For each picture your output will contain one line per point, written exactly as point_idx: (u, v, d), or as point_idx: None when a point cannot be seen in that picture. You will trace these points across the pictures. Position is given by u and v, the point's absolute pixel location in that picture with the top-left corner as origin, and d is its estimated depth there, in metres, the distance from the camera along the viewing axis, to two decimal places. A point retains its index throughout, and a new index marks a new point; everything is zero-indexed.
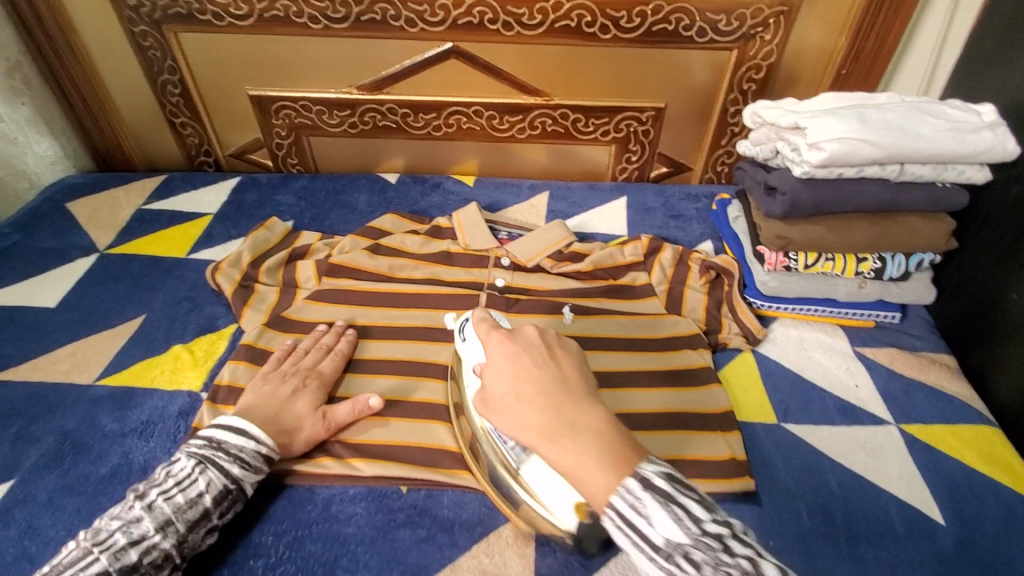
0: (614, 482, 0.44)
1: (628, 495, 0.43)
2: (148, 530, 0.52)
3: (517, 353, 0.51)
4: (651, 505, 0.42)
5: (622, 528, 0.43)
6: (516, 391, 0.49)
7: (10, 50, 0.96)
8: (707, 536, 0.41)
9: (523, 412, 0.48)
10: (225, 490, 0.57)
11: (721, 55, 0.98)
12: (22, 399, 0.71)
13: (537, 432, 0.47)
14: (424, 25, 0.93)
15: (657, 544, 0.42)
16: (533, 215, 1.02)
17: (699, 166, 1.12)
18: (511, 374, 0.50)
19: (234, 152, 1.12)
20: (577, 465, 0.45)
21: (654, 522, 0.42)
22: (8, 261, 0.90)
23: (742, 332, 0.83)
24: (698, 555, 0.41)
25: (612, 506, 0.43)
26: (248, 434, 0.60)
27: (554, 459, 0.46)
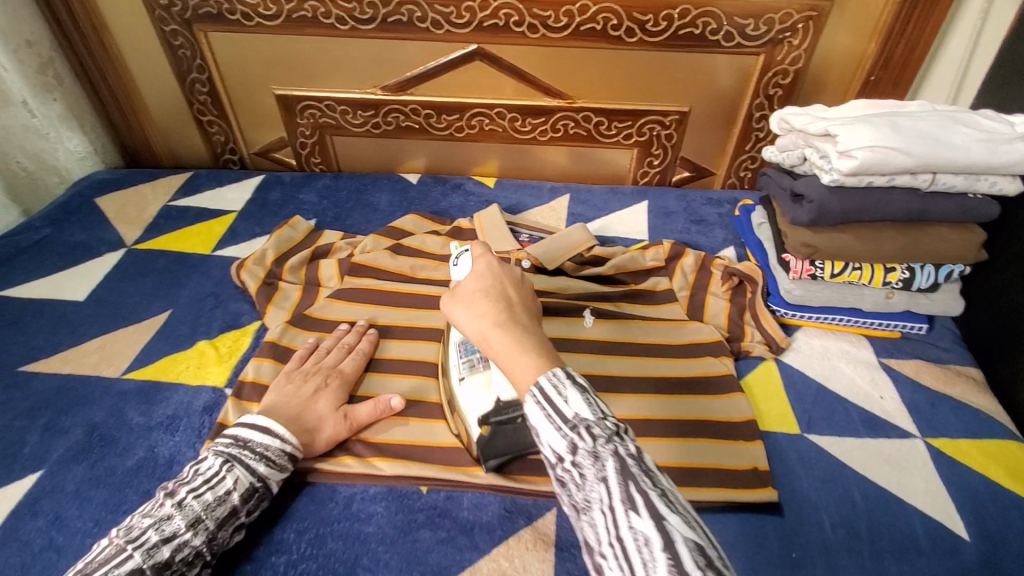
0: (544, 367, 0.45)
1: (554, 377, 0.44)
2: (178, 528, 0.53)
3: (488, 259, 0.56)
4: (571, 388, 0.43)
5: (539, 399, 0.43)
6: (478, 287, 0.53)
7: (44, 46, 0.98)
8: (611, 428, 0.42)
9: (479, 305, 0.51)
10: (252, 488, 0.58)
11: (748, 60, 0.97)
12: (52, 390, 0.72)
13: (488, 321, 0.50)
14: (450, 27, 0.94)
15: (565, 417, 0.42)
16: (554, 218, 1.02)
17: (722, 170, 1.11)
18: (477, 275, 0.54)
19: (258, 151, 1.13)
20: (513, 350, 0.47)
21: (570, 400, 0.43)
22: (39, 254, 0.92)
23: (765, 339, 0.82)
24: (599, 437, 0.41)
25: (535, 383, 0.44)
26: (274, 432, 0.61)
27: (495, 349, 0.48)
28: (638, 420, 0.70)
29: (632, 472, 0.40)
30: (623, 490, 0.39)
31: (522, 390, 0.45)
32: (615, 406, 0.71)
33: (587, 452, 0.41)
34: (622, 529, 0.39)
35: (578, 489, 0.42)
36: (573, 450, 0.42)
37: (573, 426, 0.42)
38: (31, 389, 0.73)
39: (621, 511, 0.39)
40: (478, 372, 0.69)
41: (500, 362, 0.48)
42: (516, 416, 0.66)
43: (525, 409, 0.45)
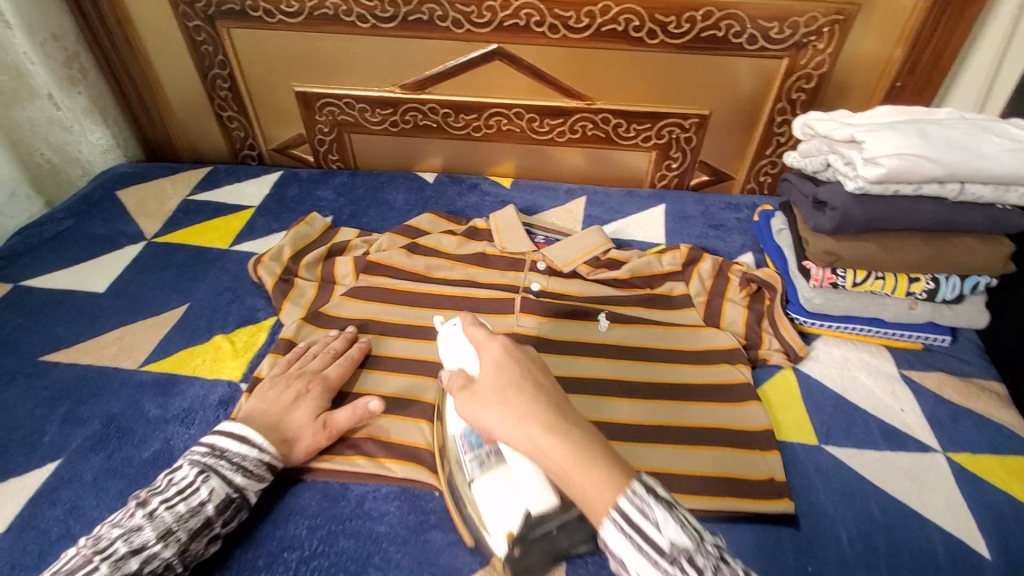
0: (618, 483, 0.42)
1: (637, 496, 0.42)
2: (148, 540, 0.52)
3: (502, 347, 0.50)
4: (658, 509, 0.42)
5: (626, 530, 0.42)
6: (506, 385, 0.47)
7: (69, 40, 1.00)
8: (706, 550, 0.42)
9: (515, 408, 0.45)
10: (228, 499, 0.57)
11: (771, 64, 0.96)
12: (71, 381, 0.73)
13: (534, 427, 0.44)
14: (470, 26, 0.94)
15: (662, 549, 0.41)
16: (570, 220, 1.02)
17: (741, 175, 1.10)
18: (498, 367, 0.48)
19: (277, 147, 1.14)
20: (577, 465, 0.43)
21: (663, 526, 0.41)
22: (61, 245, 0.93)
23: (783, 348, 0.81)
24: (700, 564, 0.41)
25: (615, 507, 0.42)
26: (251, 442, 0.60)
27: (551, 462, 0.43)
28: (653, 428, 0.69)
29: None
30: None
31: (597, 512, 0.42)
32: (631, 413, 0.71)
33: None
34: None
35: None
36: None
37: (670, 557, 0.41)
38: (51, 379, 0.74)
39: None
40: (494, 471, 0.57)
41: (559, 477, 0.43)
42: (551, 526, 0.55)
43: (606, 536, 0.43)
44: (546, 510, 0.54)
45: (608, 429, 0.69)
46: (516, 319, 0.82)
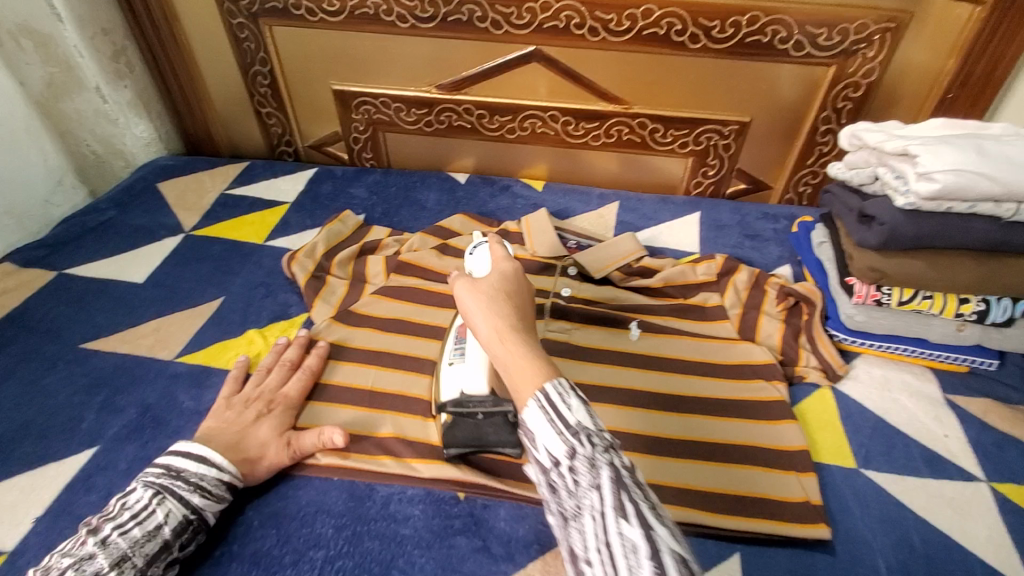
0: (548, 374, 0.46)
1: (559, 385, 0.45)
2: (101, 567, 0.51)
3: (515, 269, 0.57)
4: (574, 396, 0.45)
5: (542, 403, 0.45)
6: (499, 289, 0.54)
7: (118, 35, 1.03)
8: (607, 440, 0.43)
9: (497, 305, 0.52)
10: (185, 520, 0.56)
11: (817, 71, 0.93)
12: (110, 369, 0.75)
13: (501, 322, 0.51)
14: (509, 28, 0.93)
15: (567, 422, 0.43)
16: (602, 225, 1.00)
17: (780, 184, 1.07)
18: (502, 278, 0.55)
19: (313, 144, 1.15)
20: (520, 353, 0.48)
21: (574, 408, 0.44)
22: (103, 235, 0.95)
23: (821, 366, 0.78)
24: (597, 446, 0.42)
25: (540, 388, 0.45)
26: (209, 461, 0.59)
27: (501, 348, 0.49)
28: (684, 441, 0.68)
29: (625, 483, 0.40)
30: (616, 500, 0.40)
31: (520, 394, 0.46)
32: (661, 424, 0.70)
33: (585, 458, 0.42)
34: (612, 537, 0.39)
35: (573, 496, 0.43)
36: (571, 456, 0.43)
37: (574, 432, 0.43)
38: (90, 366, 0.76)
39: (611, 519, 0.39)
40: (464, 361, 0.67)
41: (501, 361, 0.49)
42: (476, 411, 0.63)
43: (526, 411, 0.46)
44: (477, 395, 0.64)
45: (637, 439, 0.68)
46: (545, 325, 0.81)
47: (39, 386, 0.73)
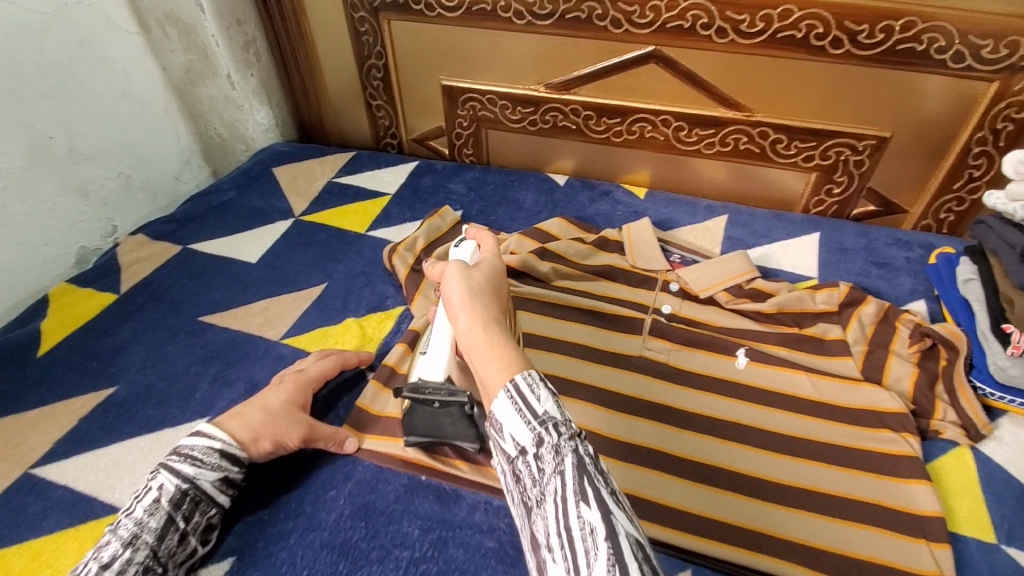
0: (521, 366, 0.44)
1: (529, 375, 0.43)
2: (114, 549, 0.51)
3: (502, 264, 0.58)
4: (544, 387, 0.43)
5: (511, 394, 0.42)
6: (485, 282, 0.53)
7: (249, 25, 1.09)
8: (575, 429, 0.42)
9: (481, 297, 0.51)
10: (182, 492, 0.55)
11: (975, 86, 0.81)
12: (223, 343, 0.80)
13: (479, 313, 0.49)
14: (630, 27, 0.89)
15: (534, 412, 0.41)
16: (708, 239, 0.94)
17: (917, 209, 0.95)
18: (488, 274, 0.54)
19: (417, 137, 1.17)
20: (493, 345, 0.46)
21: (543, 398, 0.42)
22: (223, 214, 1.02)
23: (961, 421, 0.69)
24: (564, 435, 0.40)
25: (510, 379, 0.43)
26: (198, 433, 0.59)
27: (477, 337, 0.47)
28: (794, 489, 0.62)
29: (588, 472, 0.39)
30: (577, 484, 0.38)
31: (492, 384, 0.44)
32: (769, 467, 0.64)
33: (550, 448, 0.40)
34: (573, 524, 0.37)
35: (535, 482, 0.42)
36: (537, 444, 0.41)
37: (540, 421, 0.41)
38: (206, 339, 0.80)
39: (571, 504, 0.38)
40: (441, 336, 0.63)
41: (475, 352, 0.47)
42: (431, 399, 0.60)
43: (493, 404, 0.43)
44: (433, 381, 0.61)
45: (739, 481, 0.63)
46: (643, 342, 0.77)
47: (161, 354, 0.79)
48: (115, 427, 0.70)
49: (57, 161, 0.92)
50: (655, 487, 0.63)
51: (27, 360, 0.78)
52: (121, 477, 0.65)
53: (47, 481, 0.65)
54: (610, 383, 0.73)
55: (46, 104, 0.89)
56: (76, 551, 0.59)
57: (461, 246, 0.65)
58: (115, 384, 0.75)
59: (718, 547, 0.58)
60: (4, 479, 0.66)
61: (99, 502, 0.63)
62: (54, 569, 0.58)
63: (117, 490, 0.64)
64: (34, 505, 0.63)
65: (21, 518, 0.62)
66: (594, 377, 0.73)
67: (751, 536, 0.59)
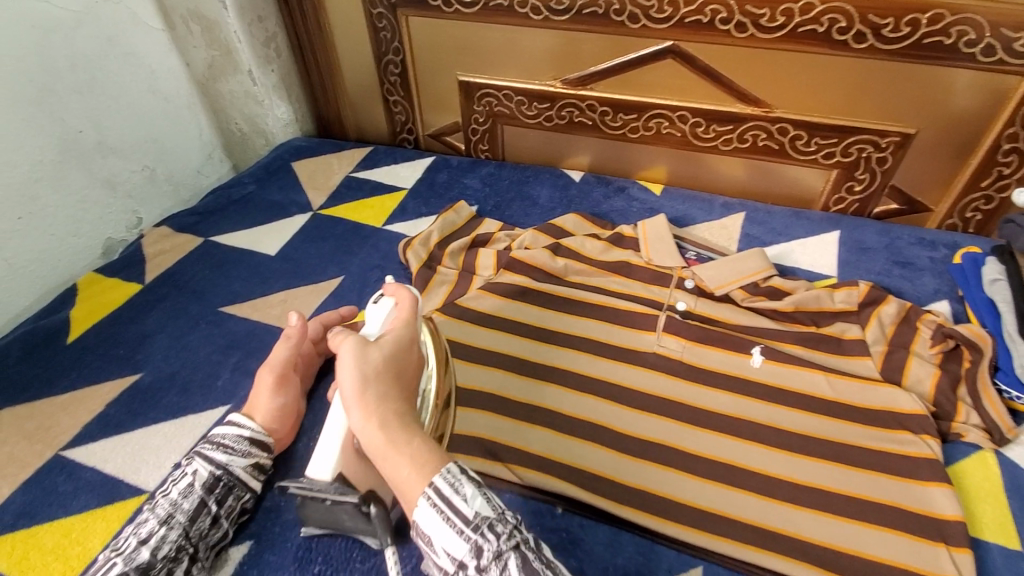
0: (437, 465, 0.45)
1: (450, 474, 0.45)
2: (151, 529, 0.53)
3: (410, 338, 0.56)
4: (468, 484, 0.45)
5: (433, 500, 0.43)
6: (387, 365, 0.51)
7: (271, 22, 1.10)
8: (511, 522, 0.44)
9: (381, 388, 0.49)
10: (214, 477, 0.57)
11: (1008, 81, 0.79)
12: (242, 333, 0.81)
13: (381, 410, 0.47)
14: (647, 22, 0.88)
15: (466, 517, 0.43)
16: (725, 236, 0.93)
17: (941, 208, 0.93)
18: (392, 353, 0.52)
19: (433, 133, 1.18)
20: (405, 444, 0.46)
21: (470, 497, 0.44)
22: (243, 208, 1.04)
23: (985, 425, 0.67)
24: (501, 534, 0.43)
25: (428, 484, 0.44)
26: (229, 422, 0.61)
27: (383, 435, 0.46)
28: (810, 488, 0.62)
29: (529, 563, 0.42)
30: None
31: (408, 491, 0.44)
32: (783, 466, 0.63)
33: (490, 551, 0.42)
34: None
35: None
36: (475, 554, 0.42)
37: (474, 526, 0.43)
38: (226, 329, 0.82)
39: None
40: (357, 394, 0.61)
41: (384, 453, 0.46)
42: (321, 497, 0.54)
43: (413, 510, 0.44)
44: (320, 480, 0.55)
45: (752, 480, 0.63)
46: (657, 338, 0.77)
47: (184, 342, 0.81)
48: (139, 412, 0.72)
49: (85, 154, 0.94)
50: (667, 484, 0.63)
51: (58, 346, 0.81)
52: (145, 460, 0.67)
53: (76, 463, 0.67)
54: (622, 378, 0.73)
55: (76, 99, 0.91)
56: (105, 530, 0.61)
57: (375, 311, 0.60)
58: (140, 371, 0.77)
59: (729, 545, 0.58)
60: (36, 459, 0.68)
61: (124, 484, 0.65)
62: (82, 547, 0.60)
63: (141, 472, 0.66)
64: (64, 485, 0.65)
65: (51, 498, 0.64)
66: (606, 372, 0.73)
67: (764, 536, 0.59)
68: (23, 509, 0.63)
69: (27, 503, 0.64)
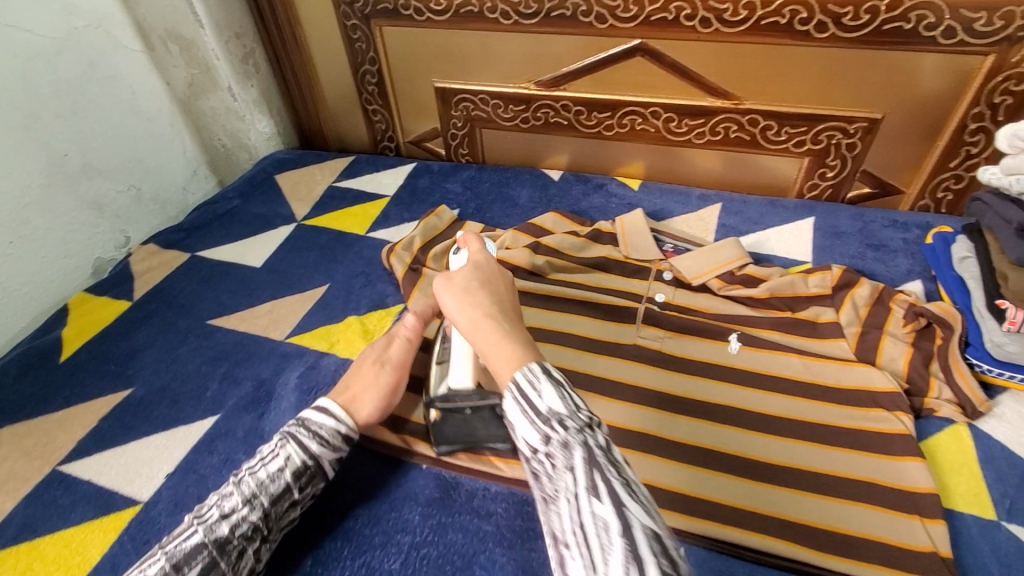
0: (524, 361, 0.44)
1: (530, 371, 0.43)
2: (235, 504, 0.54)
3: (491, 259, 0.55)
4: (545, 381, 0.42)
5: (514, 393, 0.43)
6: (475, 278, 0.51)
7: (248, 38, 1.14)
8: (584, 420, 0.41)
9: (475, 295, 0.49)
10: (304, 466, 0.58)
11: (971, 61, 0.80)
12: (230, 344, 0.83)
13: (475, 315, 0.48)
14: (614, 22, 0.90)
15: (538, 411, 0.42)
16: (702, 228, 0.95)
17: (913, 189, 0.95)
18: (481, 270, 0.52)
19: (413, 140, 1.19)
20: (500, 342, 0.46)
21: (544, 394, 0.42)
22: (229, 222, 1.05)
23: (958, 400, 0.68)
24: (572, 429, 0.41)
25: (512, 377, 0.43)
26: (329, 412, 0.61)
27: (481, 336, 0.47)
28: (787, 468, 0.63)
29: (598, 462, 0.39)
30: (588, 478, 0.39)
31: (499, 380, 0.44)
32: (761, 449, 0.65)
33: (559, 443, 0.41)
34: (584, 518, 0.38)
35: (551, 482, 0.42)
36: (546, 443, 0.41)
37: (546, 419, 0.41)
38: (214, 341, 0.84)
39: (584, 499, 0.38)
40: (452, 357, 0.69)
41: (484, 350, 0.46)
42: (463, 405, 0.66)
43: (504, 403, 0.44)
44: (461, 390, 0.65)
45: (732, 463, 0.64)
46: (636, 330, 0.79)
47: (174, 355, 0.82)
48: (132, 426, 0.74)
49: (72, 176, 0.96)
50: (649, 471, 0.64)
51: (51, 365, 0.82)
52: (139, 471, 0.68)
53: (73, 476, 0.69)
54: (602, 371, 0.74)
55: (62, 123, 0.93)
56: (103, 539, 0.62)
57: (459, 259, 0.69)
58: (131, 385, 0.79)
59: (710, 527, 0.59)
60: (34, 475, 0.69)
61: (120, 495, 0.66)
62: (82, 557, 0.61)
63: (135, 484, 0.67)
64: (62, 498, 0.67)
65: (50, 511, 0.66)
66: (587, 365, 0.75)
67: (744, 516, 0.60)
68: (25, 523, 0.65)
69: (27, 517, 0.65)
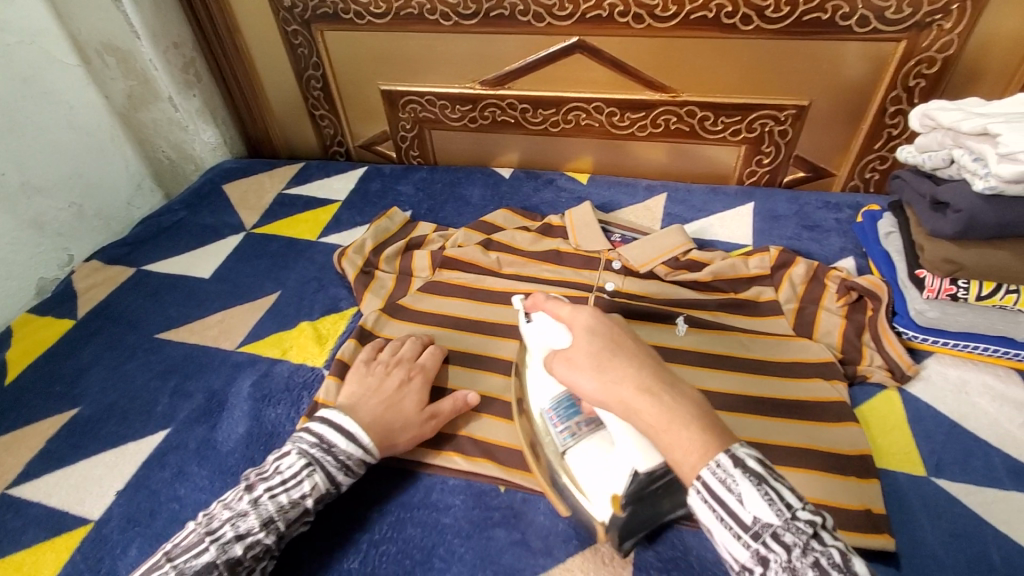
0: (710, 453, 0.42)
1: (720, 469, 0.41)
2: (252, 526, 0.54)
3: (598, 321, 0.51)
4: (744, 484, 0.41)
5: (706, 498, 0.42)
6: (601, 348, 0.48)
7: (187, 47, 1.12)
8: (801, 525, 0.40)
9: (613, 370, 0.47)
10: (327, 494, 0.58)
11: (886, 47, 0.85)
12: (180, 357, 0.81)
13: (626, 395, 0.45)
14: (552, 20, 0.92)
15: (744, 520, 0.41)
16: (648, 217, 0.98)
17: (843, 171, 1.00)
18: (601, 338, 0.49)
19: (363, 144, 1.20)
20: (669, 424, 0.43)
21: (746, 501, 0.41)
22: (176, 234, 1.03)
23: (887, 365, 0.73)
24: (792, 542, 0.40)
25: (697, 477, 0.42)
26: (357, 441, 0.60)
27: (643, 418, 0.44)
28: None
29: None
30: None
31: (684, 471, 0.43)
32: None
33: (780, 561, 0.40)
34: None
35: None
36: (760, 556, 0.40)
37: (756, 530, 0.40)
38: (164, 355, 0.82)
39: None
40: (590, 439, 0.58)
41: (649, 430, 0.44)
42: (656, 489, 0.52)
43: (694, 509, 0.43)
44: (652, 471, 0.51)
45: None
46: None
47: (121, 372, 0.80)
48: (79, 446, 0.71)
49: (10, 196, 0.92)
50: None
51: None
52: (89, 491, 0.66)
53: (22, 500, 0.66)
54: None
55: None
56: (54, 561, 0.60)
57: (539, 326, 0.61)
58: (77, 405, 0.76)
59: None
60: None
61: (70, 516, 0.64)
62: None
63: (85, 503, 0.65)
64: (10, 523, 0.64)
65: None
66: None
67: None
68: None
69: None
